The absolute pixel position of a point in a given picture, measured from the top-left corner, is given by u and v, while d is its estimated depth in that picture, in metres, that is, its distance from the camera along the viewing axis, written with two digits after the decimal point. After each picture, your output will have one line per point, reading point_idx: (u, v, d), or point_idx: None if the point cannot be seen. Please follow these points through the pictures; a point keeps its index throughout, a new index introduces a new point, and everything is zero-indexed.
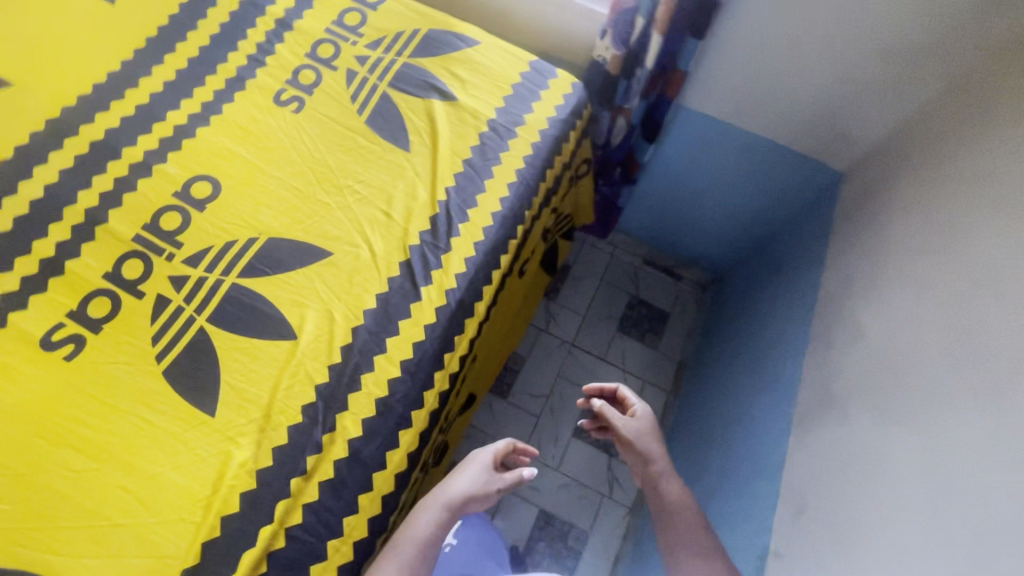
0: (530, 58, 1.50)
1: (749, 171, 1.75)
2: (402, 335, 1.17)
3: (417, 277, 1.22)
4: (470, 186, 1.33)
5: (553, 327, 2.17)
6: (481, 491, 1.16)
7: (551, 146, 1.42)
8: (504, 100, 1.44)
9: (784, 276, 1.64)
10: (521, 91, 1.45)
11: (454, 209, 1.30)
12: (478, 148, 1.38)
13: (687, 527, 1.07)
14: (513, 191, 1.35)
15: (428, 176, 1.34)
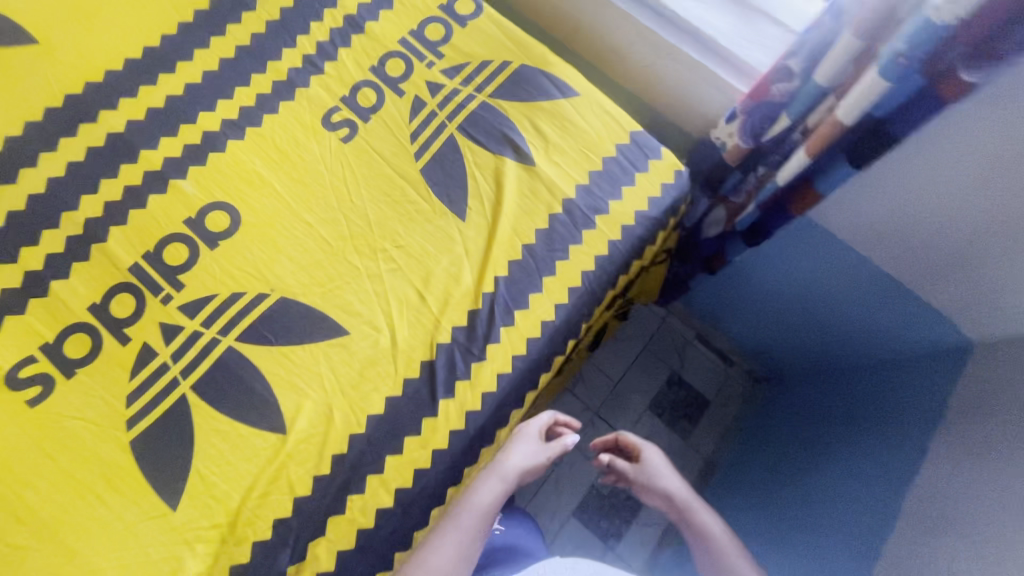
0: (634, 128, 1.22)
1: (859, 298, 1.44)
2: (404, 456, 1.00)
3: (438, 388, 1.03)
4: (524, 283, 1.11)
5: (580, 389, 1.98)
6: (536, 464, 1.11)
7: (632, 248, 1.16)
8: (589, 177, 1.17)
9: (865, 425, 1.33)
10: (613, 170, 1.18)
11: (499, 310, 1.08)
12: (545, 235, 1.14)
13: (721, 549, 1.03)
14: (575, 299, 1.11)
15: (478, 257, 1.12)
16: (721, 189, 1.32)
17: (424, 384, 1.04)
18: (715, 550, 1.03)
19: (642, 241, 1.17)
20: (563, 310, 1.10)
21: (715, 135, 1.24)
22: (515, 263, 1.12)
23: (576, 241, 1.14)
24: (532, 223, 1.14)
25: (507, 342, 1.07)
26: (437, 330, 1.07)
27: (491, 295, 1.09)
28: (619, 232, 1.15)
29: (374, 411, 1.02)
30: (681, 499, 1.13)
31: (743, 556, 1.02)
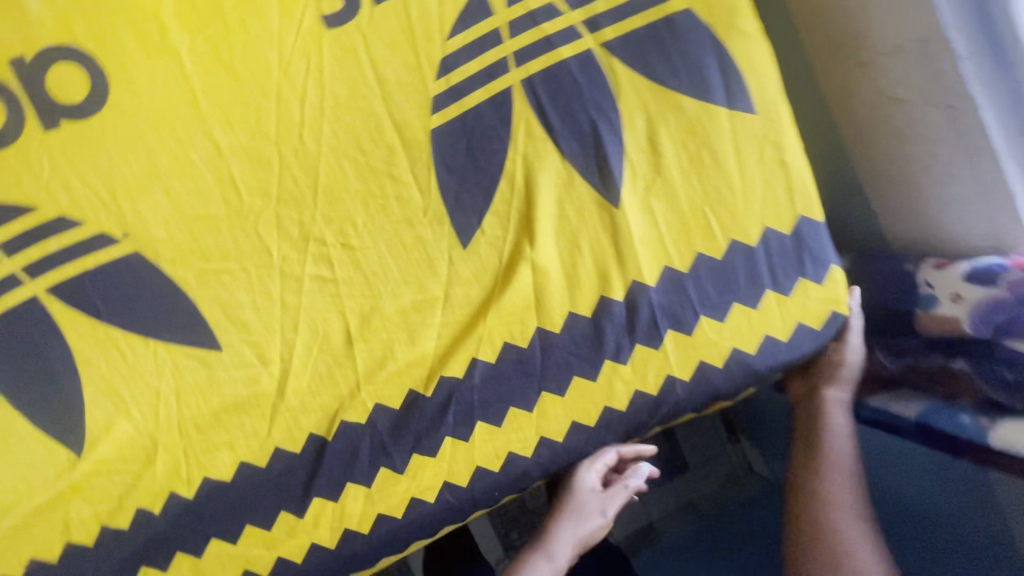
0: (810, 214, 0.70)
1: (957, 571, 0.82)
2: (237, 548, 0.68)
3: (319, 485, 0.68)
4: (508, 388, 0.68)
5: None
6: (591, 536, 0.75)
7: (697, 397, 0.70)
8: (694, 264, 0.69)
9: None
10: (738, 269, 0.69)
11: (454, 414, 0.68)
12: (576, 328, 0.69)
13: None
14: (571, 439, 0.69)
15: (462, 315, 0.69)
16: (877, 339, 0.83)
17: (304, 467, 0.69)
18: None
19: (722, 394, 0.71)
20: (547, 448, 0.69)
21: (924, 278, 0.77)
22: (512, 350, 0.69)
23: (616, 357, 0.68)
24: (566, 299, 0.69)
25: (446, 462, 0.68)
26: (352, 398, 0.69)
27: (455, 384, 0.68)
28: (691, 368, 0.69)
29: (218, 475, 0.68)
30: (838, 455, 0.75)
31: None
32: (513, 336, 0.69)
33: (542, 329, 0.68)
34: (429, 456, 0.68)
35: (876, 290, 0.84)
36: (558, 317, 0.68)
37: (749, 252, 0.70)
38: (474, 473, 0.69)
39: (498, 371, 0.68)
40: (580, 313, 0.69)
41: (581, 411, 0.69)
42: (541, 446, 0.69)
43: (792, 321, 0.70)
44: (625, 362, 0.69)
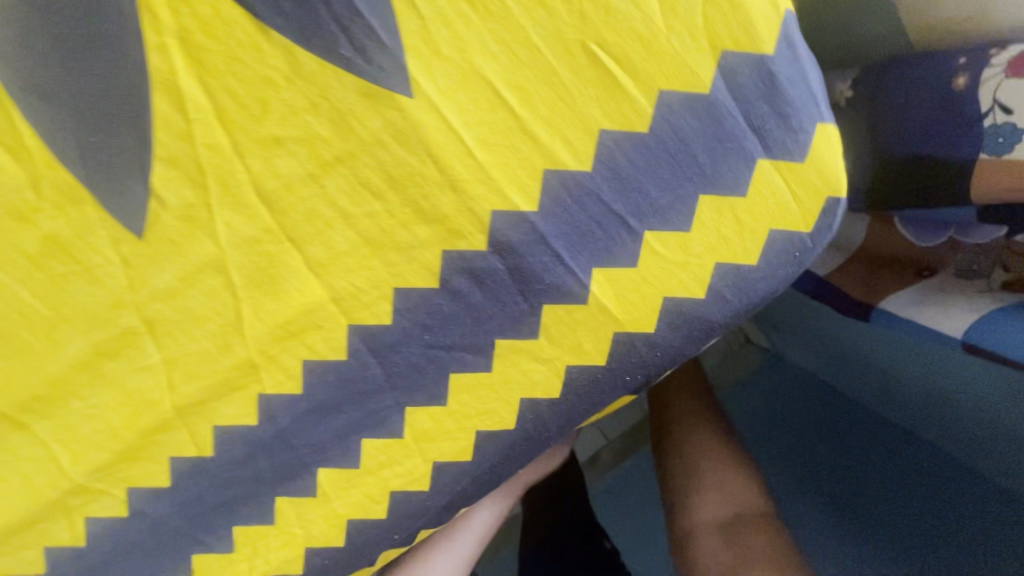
0: (744, 51, 0.35)
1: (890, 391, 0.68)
2: None
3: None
4: (316, 438, 0.43)
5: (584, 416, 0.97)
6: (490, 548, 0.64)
7: (574, 415, 0.45)
8: (546, 197, 0.37)
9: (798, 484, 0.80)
10: (647, 168, 0.37)
11: (238, 497, 0.44)
12: (381, 342, 0.40)
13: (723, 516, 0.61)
14: (399, 517, 0.47)
15: (182, 362, 0.39)
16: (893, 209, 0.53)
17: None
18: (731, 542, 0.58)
19: (627, 389, 0.44)
20: (369, 535, 0.47)
21: (991, 97, 0.44)
22: (266, 409, 0.42)
23: (475, 367, 0.42)
24: (344, 302, 0.39)
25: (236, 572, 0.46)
26: (72, 512, 0.43)
27: (199, 469, 0.43)
28: (558, 380, 0.43)
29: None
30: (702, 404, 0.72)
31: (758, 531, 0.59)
32: (276, 385, 0.41)
33: (308, 363, 0.41)
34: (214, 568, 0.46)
35: (898, 130, 0.50)
36: (341, 333, 0.40)
37: (658, 136, 0.36)
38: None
39: (276, 436, 0.42)
40: (368, 322, 0.40)
41: (408, 472, 0.45)
42: (354, 536, 0.47)
43: (764, 236, 0.39)
44: (491, 370, 0.42)
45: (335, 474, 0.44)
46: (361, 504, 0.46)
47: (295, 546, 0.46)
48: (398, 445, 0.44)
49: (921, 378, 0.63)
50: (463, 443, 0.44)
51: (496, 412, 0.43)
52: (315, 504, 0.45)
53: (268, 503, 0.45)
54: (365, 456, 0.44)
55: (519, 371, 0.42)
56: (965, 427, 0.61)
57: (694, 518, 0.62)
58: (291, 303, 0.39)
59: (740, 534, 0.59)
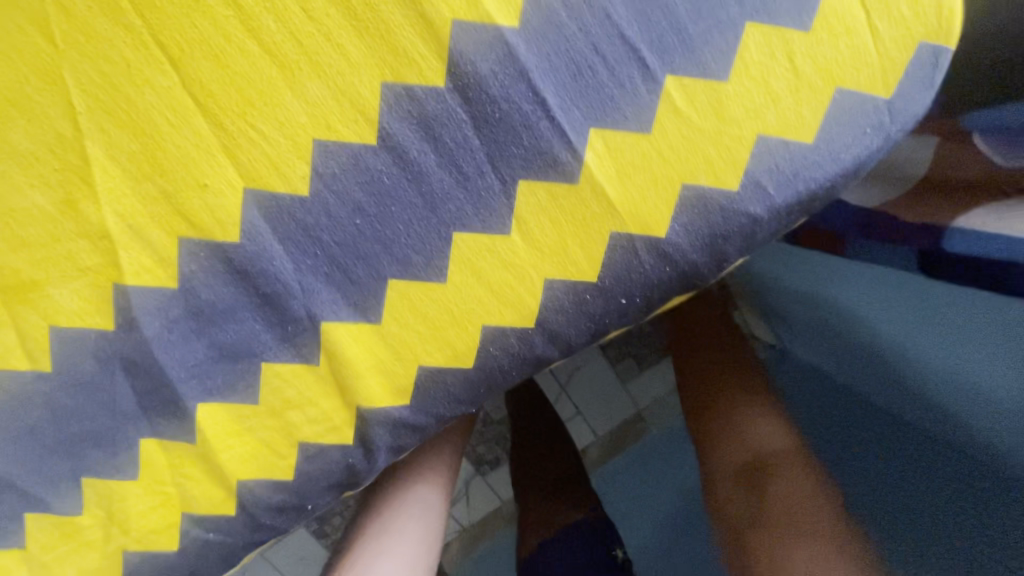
0: None
1: (900, 334, 0.50)
2: None
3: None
4: (194, 354, 0.31)
5: (562, 399, 0.68)
6: None
7: (551, 354, 0.33)
8: (535, 5, 0.26)
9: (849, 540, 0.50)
10: None
11: (83, 438, 0.32)
12: (287, 220, 0.28)
13: (761, 424, 0.49)
14: (309, 478, 0.35)
15: (9, 226, 0.29)
16: (976, 123, 0.43)
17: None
18: (769, 462, 0.46)
19: (622, 319, 0.33)
20: (268, 503, 0.35)
21: None
22: (124, 308, 0.30)
23: (422, 272, 0.30)
24: (236, 152, 0.27)
25: (85, 543, 0.34)
26: None
27: (34, 389, 0.31)
28: (533, 299, 0.31)
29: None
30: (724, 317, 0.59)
31: (795, 468, 0.45)
32: (138, 272, 0.29)
33: (184, 243, 0.29)
34: (57, 539, 0.34)
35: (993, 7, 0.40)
36: (230, 200, 0.28)
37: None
38: (123, 566, 0.35)
39: (137, 348, 0.31)
40: (276, 188, 0.28)
41: (324, 417, 0.33)
42: (248, 502, 0.35)
43: (828, 95, 0.29)
44: (444, 280, 0.30)
45: (224, 412, 0.32)
46: (259, 458, 0.33)
47: (169, 510, 0.34)
48: (310, 376, 0.32)
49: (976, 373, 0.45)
50: (400, 384, 0.32)
51: (447, 339, 0.31)
52: (196, 453, 0.33)
53: (129, 449, 0.33)
54: (265, 388, 0.32)
55: (482, 284, 0.30)
56: (988, 420, 0.44)
57: (733, 420, 0.49)
58: (156, 147, 0.27)
59: (783, 454, 0.46)
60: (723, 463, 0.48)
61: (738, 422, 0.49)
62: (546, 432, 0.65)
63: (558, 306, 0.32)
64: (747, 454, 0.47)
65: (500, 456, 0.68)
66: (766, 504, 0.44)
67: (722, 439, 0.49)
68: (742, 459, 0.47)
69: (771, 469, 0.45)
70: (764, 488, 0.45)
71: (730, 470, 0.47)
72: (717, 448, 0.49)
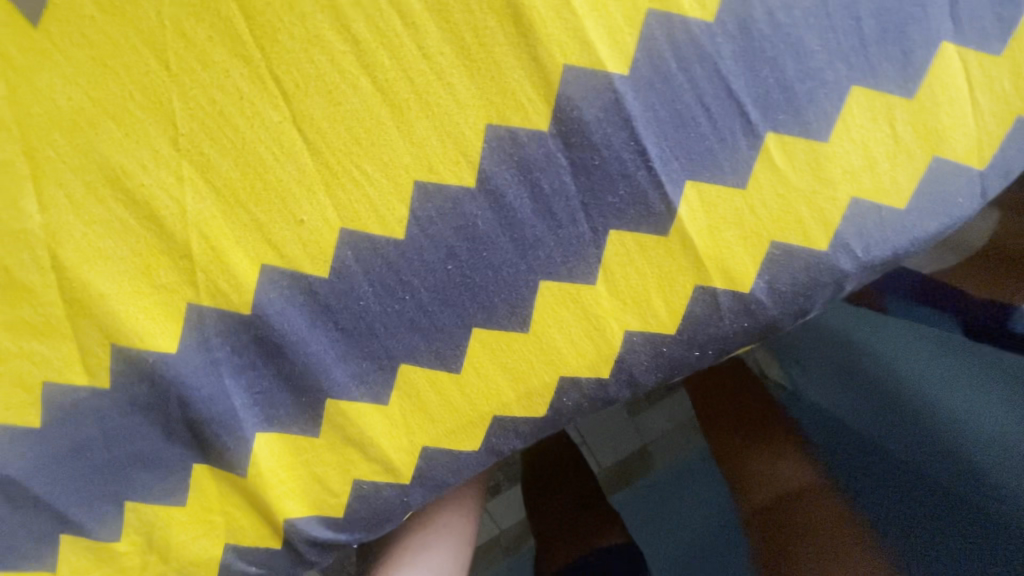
0: None
1: (932, 366, 0.51)
2: None
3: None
4: (263, 379, 0.30)
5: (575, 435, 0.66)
6: None
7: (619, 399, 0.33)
8: (653, 57, 0.27)
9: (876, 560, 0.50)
10: (802, 32, 0.27)
11: (133, 459, 0.31)
12: (380, 260, 0.28)
13: (789, 464, 0.53)
14: (360, 516, 0.33)
15: (86, 237, 0.27)
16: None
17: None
18: (801, 494, 0.52)
19: (693, 369, 0.33)
20: (312, 542, 0.33)
21: None
22: (196, 328, 0.29)
23: (507, 321, 0.30)
24: (336, 191, 0.27)
25: (122, 569, 0.33)
26: None
27: (88, 408, 0.30)
28: (611, 350, 0.31)
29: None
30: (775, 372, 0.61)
31: (823, 502, 0.51)
32: (218, 293, 0.28)
33: (268, 271, 0.28)
34: (90, 564, 0.32)
35: None
36: (326, 236, 0.28)
37: None
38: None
39: (204, 372, 0.29)
40: (369, 228, 0.28)
41: (387, 453, 0.32)
42: (295, 540, 0.33)
43: (925, 163, 0.30)
44: (527, 330, 0.30)
45: (283, 443, 0.31)
46: (312, 492, 0.32)
47: (214, 541, 0.33)
48: (378, 415, 0.31)
49: (960, 407, 0.48)
50: (471, 425, 0.32)
51: (524, 381, 0.31)
52: (248, 485, 0.31)
53: (179, 473, 0.31)
54: (329, 422, 0.31)
55: (563, 333, 0.30)
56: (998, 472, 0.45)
57: (768, 458, 0.54)
58: (256, 177, 0.27)
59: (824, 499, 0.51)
60: (753, 501, 0.53)
61: (764, 451, 0.55)
62: (569, 474, 0.63)
63: (636, 355, 0.31)
64: (777, 492, 0.52)
65: (501, 482, 0.66)
66: (804, 528, 0.49)
67: (751, 475, 0.54)
68: (778, 496, 0.52)
69: (800, 505, 0.51)
70: (789, 513, 0.51)
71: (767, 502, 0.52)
72: (751, 474, 0.54)
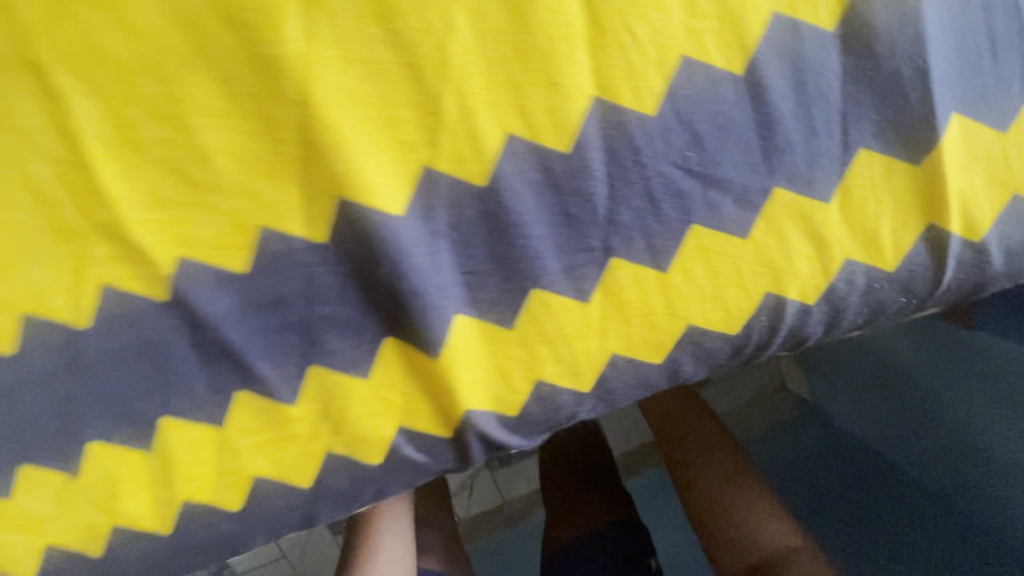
0: None
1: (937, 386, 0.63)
2: None
3: (19, 452, 0.32)
4: (471, 259, 0.29)
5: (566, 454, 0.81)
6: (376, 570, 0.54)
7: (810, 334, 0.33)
8: None
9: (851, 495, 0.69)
10: None
11: (329, 322, 0.30)
12: (624, 141, 0.27)
13: (749, 524, 0.58)
14: (532, 418, 0.33)
15: (340, 73, 0.26)
16: None
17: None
18: (751, 551, 0.56)
19: (889, 318, 0.33)
20: (480, 438, 0.33)
21: None
22: (426, 191, 0.28)
23: (731, 227, 0.29)
24: (601, 56, 0.26)
25: (291, 434, 0.32)
26: (86, 273, 0.28)
27: (293, 260, 0.29)
28: (825, 278, 0.30)
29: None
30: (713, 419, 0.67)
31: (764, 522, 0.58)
32: (455, 157, 0.27)
33: (511, 143, 0.27)
34: (263, 427, 0.32)
35: None
36: (578, 107, 0.27)
37: None
38: (321, 468, 0.33)
39: (421, 242, 0.29)
40: (623, 104, 0.27)
41: (576, 353, 0.31)
42: (465, 431, 0.33)
43: None
44: (746, 236, 0.29)
45: (479, 327, 0.31)
46: (493, 384, 0.32)
47: (387, 419, 0.32)
48: (578, 312, 0.31)
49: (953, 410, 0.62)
50: (665, 338, 0.31)
51: (732, 299, 0.31)
52: (436, 365, 0.31)
53: (370, 343, 0.31)
54: (529, 312, 0.30)
55: (783, 250, 0.30)
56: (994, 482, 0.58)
57: (739, 523, 0.58)
58: (523, 31, 0.26)
59: (740, 478, 0.61)
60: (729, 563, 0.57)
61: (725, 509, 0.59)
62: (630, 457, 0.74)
63: (846, 292, 0.31)
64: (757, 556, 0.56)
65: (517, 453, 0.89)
66: (744, 503, 0.59)
67: (728, 540, 0.58)
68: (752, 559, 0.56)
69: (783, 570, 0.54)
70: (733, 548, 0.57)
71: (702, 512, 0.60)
72: (719, 530, 0.58)
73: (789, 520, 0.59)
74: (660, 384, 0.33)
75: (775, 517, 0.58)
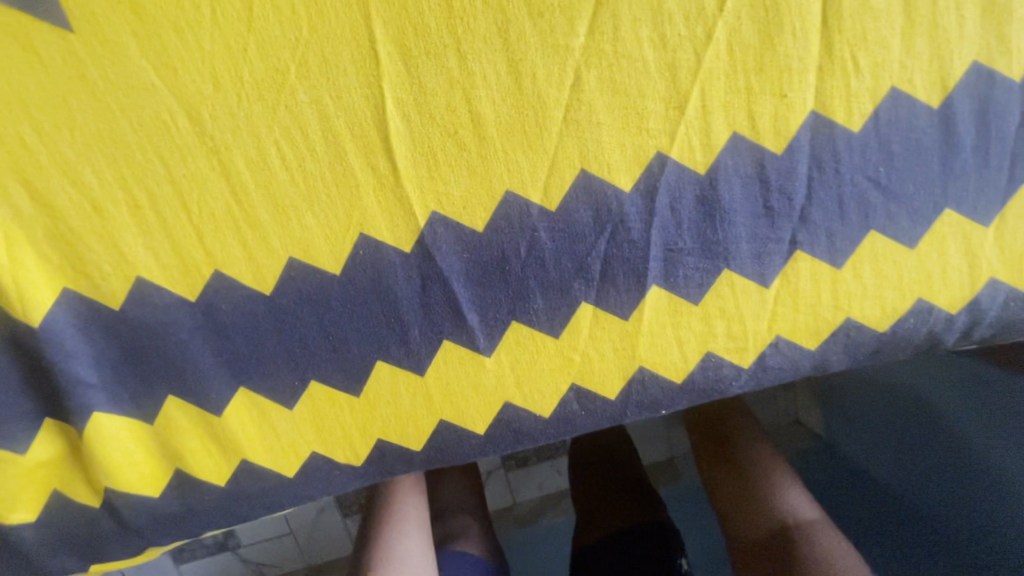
0: None
1: (920, 373, 0.62)
2: (109, 448, 0.35)
3: (240, 374, 0.35)
4: (675, 239, 0.34)
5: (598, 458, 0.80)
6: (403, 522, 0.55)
7: (944, 341, 0.37)
8: None
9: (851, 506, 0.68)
10: None
11: (540, 280, 0.34)
12: (831, 149, 0.32)
13: (772, 495, 0.54)
14: (692, 386, 0.37)
15: (609, 63, 0.30)
16: None
17: (211, 338, 0.34)
18: (765, 516, 0.53)
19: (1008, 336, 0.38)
20: (646, 397, 0.37)
21: None
22: (654, 174, 0.32)
23: (902, 239, 0.34)
24: (826, 78, 0.31)
25: (483, 379, 0.36)
26: (347, 211, 0.32)
27: (524, 222, 0.33)
28: (969, 291, 0.36)
29: (21, 316, 0.32)
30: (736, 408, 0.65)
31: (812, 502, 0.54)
32: (686, 147, 0.32)
33: (736, 139, 0.32)
34: (459, 372, 0.36)
35: None
36: (799, 117, 0.32)
37: None
38: (497, 415, 0.37)
39: (639, 218, 0.33)
40: (837, 119, 0.32)
41: (746, 331, 0.36)
42: (634, 390, 0.37)
43: None
44: (913, 248, 0.34)
45: (670, 299, 0.35)
46: (668, 351, 0.36)
47: (570, 373, 0.36)
48: (755, 294, 0.35)
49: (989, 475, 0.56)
50: (824, 328, 0.36)
51: (888, 299, 0.36)
52: (627, 327, 0.35)
53: (570, 304, 0.35)
54: (714, 291, 0.35)
55: (939, 263, 0.35)
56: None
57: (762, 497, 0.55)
58: (768, 48, 0.30)
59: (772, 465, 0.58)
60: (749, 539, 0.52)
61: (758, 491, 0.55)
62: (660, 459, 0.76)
63: (984, 307, 0.36)
64: (765, 528, 0.52)
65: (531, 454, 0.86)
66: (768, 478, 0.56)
67: (747, 511, 0.55)
68: (765, 529, 0.52)
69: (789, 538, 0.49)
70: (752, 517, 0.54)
71: (729, 498, 0.57)
72: (741, 505, 0.55)
73: (809, 493, 0.55)
74: (805, 370, 0.38)
75: (798, 490, 0.55)
